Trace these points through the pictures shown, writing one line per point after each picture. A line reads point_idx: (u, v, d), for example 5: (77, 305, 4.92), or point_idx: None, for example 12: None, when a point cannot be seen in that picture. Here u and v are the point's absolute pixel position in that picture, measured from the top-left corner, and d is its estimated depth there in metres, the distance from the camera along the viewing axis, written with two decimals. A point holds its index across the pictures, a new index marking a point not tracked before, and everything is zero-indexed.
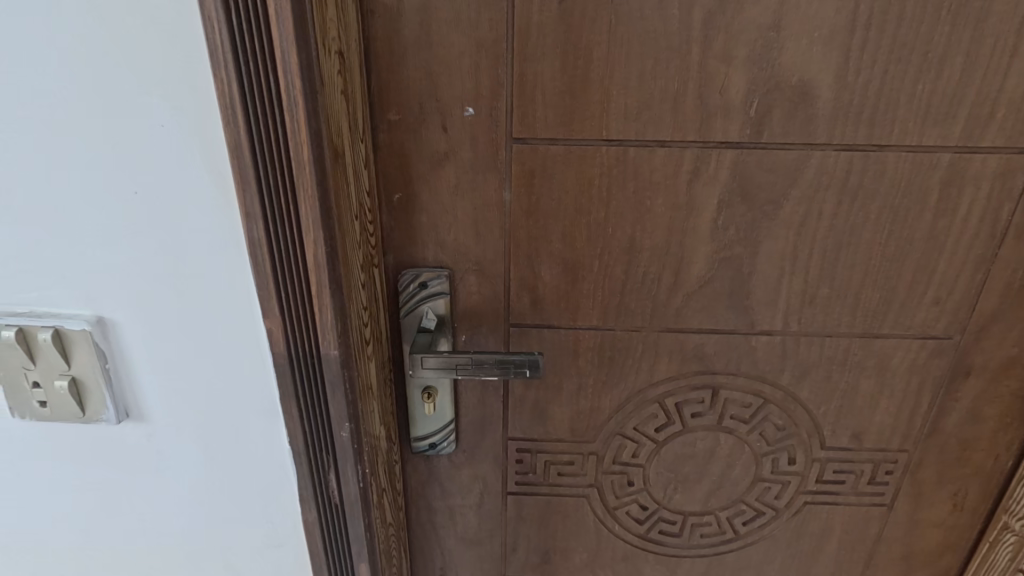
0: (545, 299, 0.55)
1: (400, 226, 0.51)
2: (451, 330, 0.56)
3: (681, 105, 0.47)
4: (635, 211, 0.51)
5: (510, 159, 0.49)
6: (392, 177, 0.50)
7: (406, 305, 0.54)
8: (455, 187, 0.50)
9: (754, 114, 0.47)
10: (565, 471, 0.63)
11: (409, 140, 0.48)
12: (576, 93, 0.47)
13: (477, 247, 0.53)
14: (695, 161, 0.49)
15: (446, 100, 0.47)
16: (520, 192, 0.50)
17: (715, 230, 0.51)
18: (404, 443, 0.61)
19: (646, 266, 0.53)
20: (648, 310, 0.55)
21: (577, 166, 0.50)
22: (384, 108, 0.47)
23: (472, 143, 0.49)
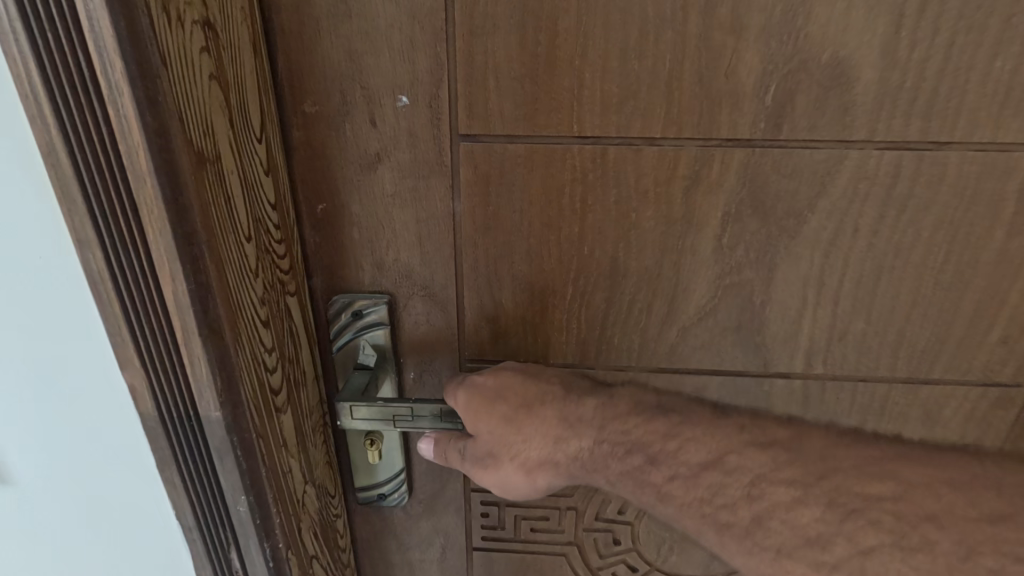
0: (508, 330, 0.45)
1: (327, 244, 0.42)
2: (395, 367, 0.46)
3: (675, 91, 0.36)
4: (618, 226, 0.40)
5: (458, 161, 0.39)
6: (312, 184, 0.40)
7: (338, 338, 0.45)
8: (391, 196, 0.40)
9: (773, 101, 0.36)
10: (540, 526, 0.54)
11: (332, 137, 0.39)
12: (539, 76, 0.36)
13: (423, 269, 0.43)
14: (694, 163, 0.38)
15: (374, 87, 0.37)
16: (473, 201, 0.40)
17: (720, 250, 0.41)
18: (348, 492, 0.52)
19: (632, 293, 0.43)
20: (635, 345, 0.45)
21: (541, 170, 0.39)
22: (297, 98, 0.37)
23: (409, 140, 0.38)
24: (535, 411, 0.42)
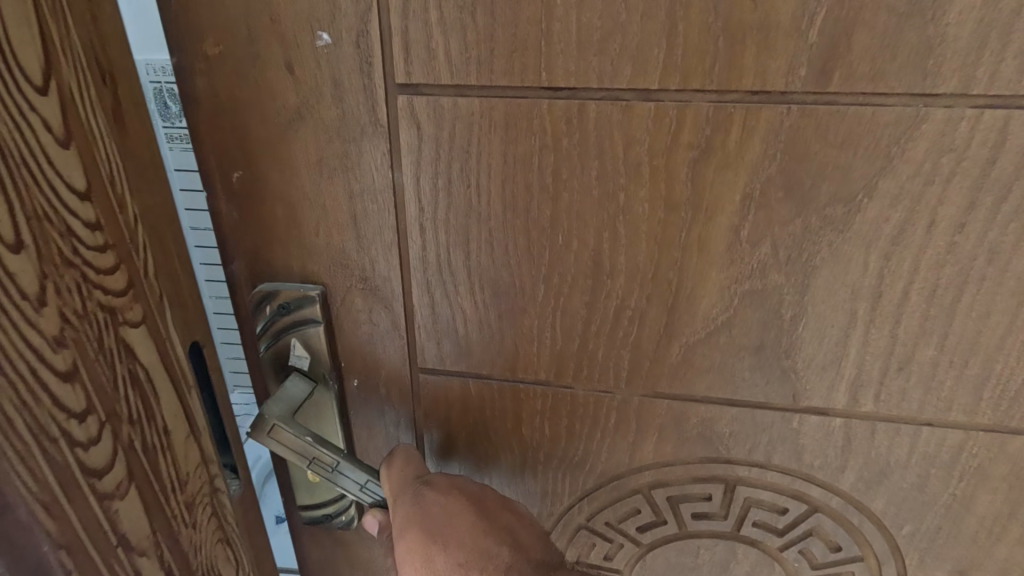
0: (466, 336, 0.36)
1: (245, 222, 0.34)
2: (334, 376, 0.38)
3: (681, 23, 0.26)
4: (602, 210, 0.31)
5: (396, 120, 0.30)
6: (220, 146, 0.32)
7: (265, 333, 0.37)
8: (315, 164, 0.32)
9: (821, 38, 0.25)
10: None
11: (241, 88, 0.31)
12: (495, 3, 0.27)
13: (361, 258, 0.35)
14: (704, 127, 0.28)
15: (287, 21, 0.29)
16: (416, 174, 0.31)
17: (738, 246, 0.31)
18: (291, 508, 0.45)
19: (620, 299, 0.33)
20: (624, 363, 0.35)
21: (501, 134, 0.30)
22: (196, 35, 0.30)
23: (334, 92, 0.30)
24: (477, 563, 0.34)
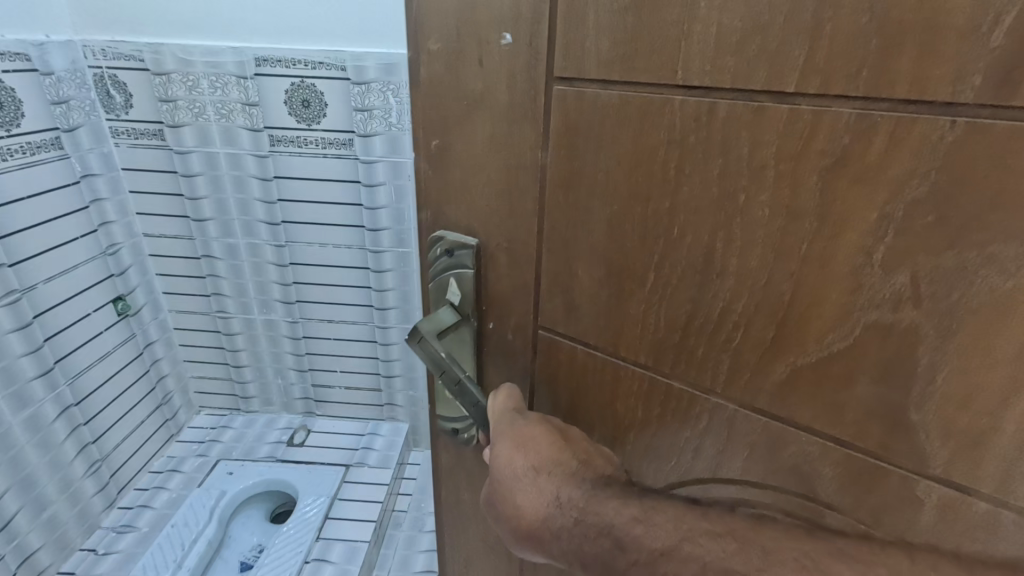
0: (580, 304, 0.40)
1: (434, 181, 0.44)
2: (476, 316, 0.46)
3: (828, 23, 0.25)
4: (719, 208, 0.31)
5: (551, 106, 0.36)
6: (424, 120, 0.42)
7: (433, 269, 0.47)
8: (486, 140, 0.40)
9: (1008, 42, 0.22)
10: None
11: (446, 74, 0.39)
12: (645, 9, 0.30)
13: (507, 223, 0.42)
14: (841, 135, 0.26)
15: (484, 25, 0.36)
16: (560, 153, 0.36)
17: (867, 271, 0.28)
18: (432, 415, 0.55)
19: (727, 301, 0.33)
20: (723, 368, 0.35)
21: (633, 127, 0.33)
22: (424, 37, 0.39)
23: (509, 81, 0.37)
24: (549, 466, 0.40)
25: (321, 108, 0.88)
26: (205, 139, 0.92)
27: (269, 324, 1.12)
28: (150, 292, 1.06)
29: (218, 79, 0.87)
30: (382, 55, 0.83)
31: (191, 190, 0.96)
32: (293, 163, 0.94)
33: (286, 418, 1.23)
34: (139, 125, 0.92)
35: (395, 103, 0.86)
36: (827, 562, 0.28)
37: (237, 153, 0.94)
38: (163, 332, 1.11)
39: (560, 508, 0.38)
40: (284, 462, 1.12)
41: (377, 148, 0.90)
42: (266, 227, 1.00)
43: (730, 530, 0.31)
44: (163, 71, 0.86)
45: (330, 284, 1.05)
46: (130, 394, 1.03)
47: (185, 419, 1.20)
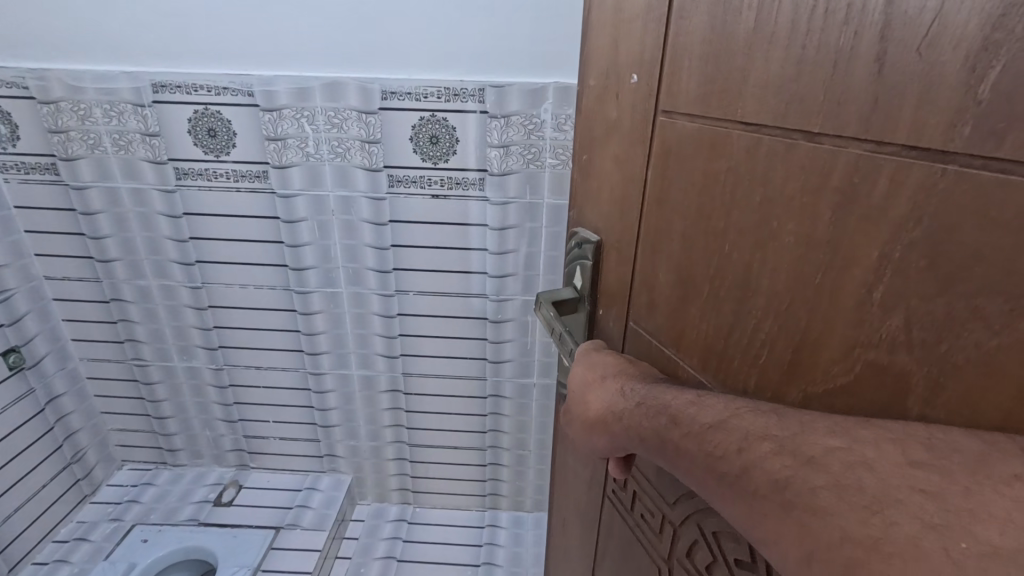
0: (658, 302, 0.50)
1: (580, 185, 0.59)
2: (590, 299, 0.60)
3: (849, 76, 0.31)
4: (757, 231, 0.39)
5: (653, 133, 0.46)
6: (580, 140, 0.58)
7: (570, 257, 0.63)
8: (616, 157, 0.51)
9: (992, 98, 0.26)
10: (646, 522, 0.59)
11: (598, 107, 0.53)
12: (722, 56, 0.38)
13: (619, 227, 0.53)
14: (853, 175, 0.32)
15: (624, 67, 0.48)
16: (654, 172, 0.47)
17: (869, 304, 0.33)
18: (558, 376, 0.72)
19: (758, 321, 0.40)
20: (754, 375, 0.41)
21: (703, 155, 0.42)
22: (587, 73, 0.53)
23: (634, 112, 0.48)
24: (614, 375, 0.52)
25: (225, 135, 1.26)
26: (101, 172, 1.33)
27: (189, 370, 1.64)
28: (52, 349, 1.56)
29: (110, 105, 1.24)
30: (331, 79, 1.18)
31: (96, 230, 1.39)
32: (195, 193, 1.35)
33: (212, 473, 1.84)
34: (26, 159, 1.31)
35: (308, 134, 1.24)
36: (857, 428, 0.33)
37: (139, 185, 1.34)
38: (73, 385, 1.64)
39: (622, 396, 0.50)
40: (203, 531, 1.66)
41: (292, 181, 1.30)
42: (178, 270, 1.46)
43: (774, 409, 0.38)
44: (51, 98, 1.22)
45: (253, 326, 1.54)
46: (48, 488, 1.60)
47: (99, 472, 1.78)
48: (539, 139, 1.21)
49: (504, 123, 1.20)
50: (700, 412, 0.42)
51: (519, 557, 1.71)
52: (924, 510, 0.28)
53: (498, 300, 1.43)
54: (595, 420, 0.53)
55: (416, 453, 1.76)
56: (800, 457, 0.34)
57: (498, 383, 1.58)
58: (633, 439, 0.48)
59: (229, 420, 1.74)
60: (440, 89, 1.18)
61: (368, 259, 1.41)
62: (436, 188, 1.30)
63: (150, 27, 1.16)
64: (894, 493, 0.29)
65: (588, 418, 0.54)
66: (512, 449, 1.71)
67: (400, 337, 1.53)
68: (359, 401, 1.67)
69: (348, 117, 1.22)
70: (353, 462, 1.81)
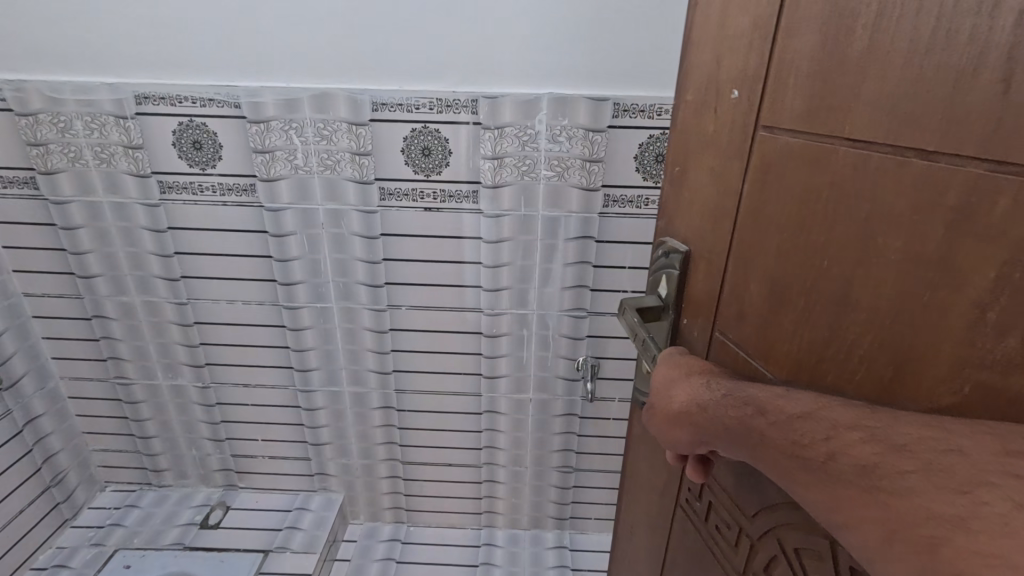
0: (748, 309, 0.58)
1: (671, 194, 0.68)
2: (675, 306, 0.70)
3: (967, 106, 0.37)
4: (862, 245, 0.45)
5: (753, 145, 0.54)
6: (673, 151, 0.67)
7: (655, 269, 0.72)
8: (710, 168, 0.61)
9: None
10: (719, 528, 0.73)
11: (694, 121, 0.62)
12: (829, 84, 0.46)
13: (711, 240, 0.62)
14: (971, 193, 0.37)
15: (726, 85, 0.56)
16: (752, 184, 0.55)
17: (982, 322, 0.38)
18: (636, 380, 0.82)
19: (858, 335, 0.46)
20: (852, 385, 0.47)
21: (805, 166, 0.49)
22: (685, 87, 0.63)
23: (733, 124, 0.56)
24: (702, 373, 0.61)
25: (210, 149, 1.54)
26: (82, 187, 1.62)
27: (173, 365, 1.91)
28: (31, 366, 1.86)
29: (90, 116, 1.52)
30: (316, 91, 1.46)
31: (80, 246, 1.69)
32: (175, 206, 1.63)
33: (196, 493, 2.16)
34: (13, 171, 1.60)
35: (296, 147, 1.52)
36: (949, 422, 0.39)
37: (120, 200, 1.64)
38: (51, 406, 1.94)
39: (709, 389, 0.58)
40: (192, 549, 1.95)
41: (279, 195, 1.58)
42: (162, 285, 1.76)
43: (868, 406, 0.44)
44: (31, 110, 1.51)
45: (238, 323, 1.80)
46: (28, 513, 1.89)
47: (80, 492, 2.09)
48: (533, 150, 1.49)
49: (498, 134, 1.47)
50: (785, 402, 0.49)
51: (516, 558, 2.09)
52: (1016, 491, 0.34)
53: (492, 314, 1.72)
54: (676, 414, 0.62)
55: (405, 454, 2.05)
56: (891, 445, 0.41)
57: (493, 400, 1.90)
58: (718, 426, 0.56)
59: (206, 406, 1.98)
60: (433, 101, 1.45)
61: (359, 275, 1.70)
62: (428, 202, 1.57)
63: (128, 58, 1.44)
64: (987, 476, 0.36)
65: (670, 413, 0.63)
66: (508, 465, 2.05)
67: (389, 329, 1.79)
68: (345, 402, 1.95)
69: (338, 127, 1.49)
70: (344, 479, 2.13)
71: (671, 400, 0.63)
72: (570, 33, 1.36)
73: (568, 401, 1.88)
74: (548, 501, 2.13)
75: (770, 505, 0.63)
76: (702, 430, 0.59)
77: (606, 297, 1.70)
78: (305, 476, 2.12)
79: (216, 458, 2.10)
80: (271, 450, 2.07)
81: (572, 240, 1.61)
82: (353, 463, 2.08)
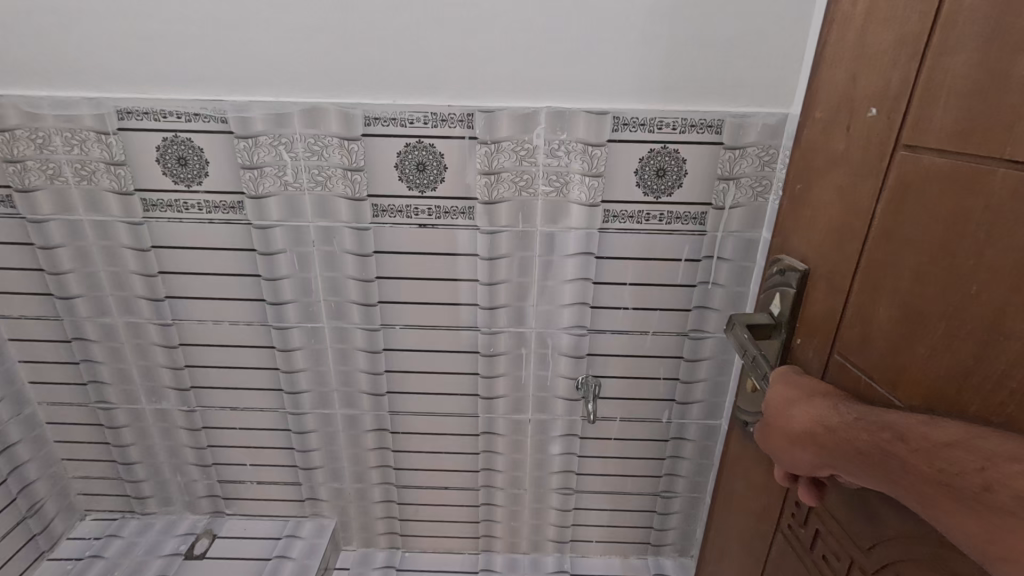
0: (881, 325, 0.73)
1: (797, 205, 0.89)
2: (786, 322, 0.91)
3: None
4: (1003, 265, 0.57)
5: (890, 161, 0.71)
6: (798, 170, 0.90)
7: (767, 291, 0.96)
8: (841, 183, 0.80)
9: None
10: (828, 547, 0.86)
11: (828, 135, 0.82)
12: (970, 123, 0.61)
13: (835, 243, 0.81)
14: None
15: (862, 106, 0.76)
16: (888, 201, 0.72)
17: None
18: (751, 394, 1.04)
19: (998, 353, 0.58)
20: (998, 403, 0.58)
21: (942, 183, 0.64)
22: (823, 108, 0.84)
23: (868, 141, 0.75)
24: (835, 401, 0.74)
25: (196, 165, 1.47)
26: (63, 207, 1.54)
27: (156, 390, 1.81)
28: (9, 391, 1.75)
29: (72, 132, 1.44)
30: (305, 105, 1.39)
31: (58, 267, 1.60)
32: (160, 224, 1.54)
33: (183, 521, 2.04)
34: None
35: (285, 163, 1.46)
36: None
37: (104, 218, 1.55)
38: (29, 433, 1.83)
39: (841, 413, 0.71)
40: None
41: (270, 214, 1.51)
42: (146, 306, 1.67)
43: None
44: (13, 127, 1.43)
45: (224, 344, 1.71)
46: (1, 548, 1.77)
47: (57, 521, 1.97)
48: (530, 165, 1.45)
49: (494, 149, 1.43)
50: (930, 432, 0.59)
51: None
52: None
53: (489, 333, 1.66)
54: (805, 435, 0.75)
55: (400, 477, 1.95)
56: None
57: (491, 421, 1.82)
58: (851, 447, 0.68)
59: (192, 429, 1.87)
60: (427, 114, 1.40)
61: (352, 293, 1.63)
62: (423, 218, 1.52)
63: (114, 72, 1.37)
64: None
65: (794, 433, 0.77)
66: (506, 488, 1.96)
67: (383, 351, 1.71)
68: (339, 423, 1.85)
69: (329, 142, 1.43)
70: (336, 505, 2.02)
71: (794, 422, 0.77)
72: (559, 51, 1.34)
73: (568, 421, 1.82)
74: (547, 524, 2.06)
75: (886, 540, 0.74)
76: (826, 448, 0.72)
77: (607, 315, 1.65)
78: (295, 501, 2.01)
79: (204, 484, 1.99)
80: (260, 474, 1.96)
81: (575, 255, 1.56)
82: (346, 488, 1.99)
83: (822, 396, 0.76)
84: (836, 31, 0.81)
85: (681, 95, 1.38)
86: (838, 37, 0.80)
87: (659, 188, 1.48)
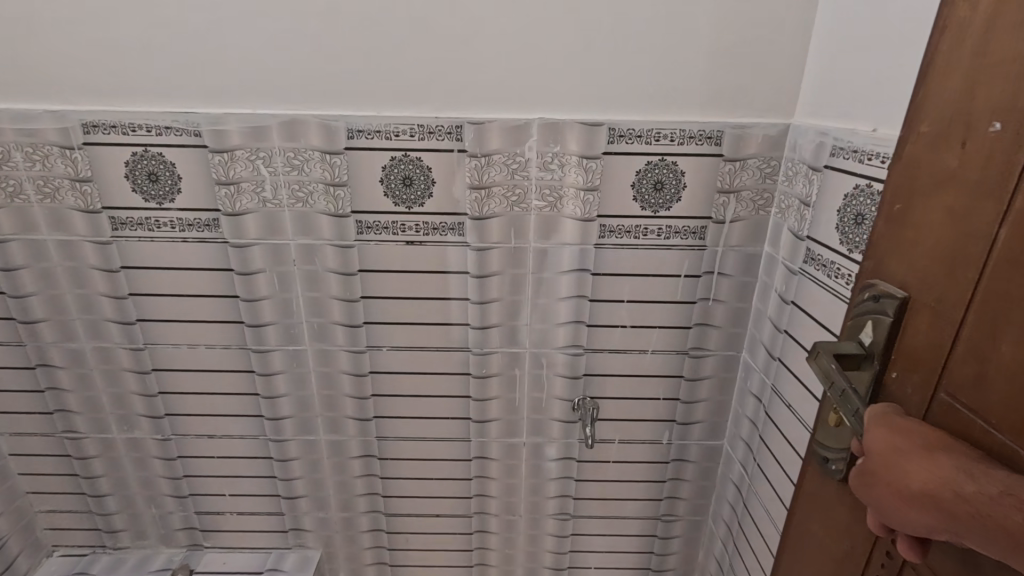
0: (1004, 369, 0.62)
1: (893, 226, 0.78)
2: (880, 354, 0.79)
3: None
4: None
5: (1019, 184, 0.59)
6: (894, 185, 0.78)
7: (856, 314, 0.84)
8: (948, 206, 0.69)
9: None
10: None
11: (931, 153, 0.71)
12: None
13: (940, 274, 0.70)
14: None
15: (980, 120, 0.64)
16: (1014, 230, 0.60)
17: None
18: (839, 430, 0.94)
19: None
20: None
21: None
22: (922, 121, 0.72)
23: (988, 162, 0.63)
24: (956, 459, 0.63)
25: (168, 181, 1.32)
26: (26, 226, 1.38)
27: (130, 422, 1.64)
28: None
29: (35, 148, 1.29)
30: (284, 118, 1.26)
31: (21, 291, 1.44)
32: (131, 245, 1.39)
33: (157, 559, 1.86)
34: None
35: (263, 178, 1.32)
36: None
37: (70, 238, 1.39)
38: None
39: (972, 478, 0.60)
40: None
41: (250, 232, 1.37)
42: (119, 332, 1.51)
43: None
44: None
45: (202, 369, 1.55)
46: None
47: (22, 559, 1.79)
48: (522, 179, 1.33)
49: (485, 162, 1.30)
50: None
51: None
52: None
53: (481, 354, 1.53)
54: (922, 497, 0.65)
55: (389, 506, 1.79)
56: None
57: (484, 445, 1.68)
58: (989, 521, 0.58)
59: (167, 459, 1.70)
60: (414, 126, 1.27)
61: (335, 314, 1.48)
62: (410, 235, 1.38)
63: (77, 79, 1.23)
64: None
65: (908, 494, 0.67)
66: (501, 514, 1.82)
67: (370, 375, 1.56)
68: (324, 451, 1.69)
69: (310, 157, 1.30)
70: (321, 536, 1.85)
71: (909, 480, 0.67)
72: (557, 59, 1.23)
73: (564, 444, 1.68)
74: (543, 551, 1.90)
75: None
76: (955, 517, 0.61)
77: (603, 333, 1.51)
78: (277, 533, 1.84)
79: (179, 516, 1.81)
80: (239, 505, 1.78)
81: (568, 272, 1.43)
82: (331, 518, 1.82)
83: (942, 452, 0.65)
84: (951, 23, 0.68)
85: (691, 104, 1.27)
86: (953, 33, 0.67)
87: (657, 203, 1.36)
